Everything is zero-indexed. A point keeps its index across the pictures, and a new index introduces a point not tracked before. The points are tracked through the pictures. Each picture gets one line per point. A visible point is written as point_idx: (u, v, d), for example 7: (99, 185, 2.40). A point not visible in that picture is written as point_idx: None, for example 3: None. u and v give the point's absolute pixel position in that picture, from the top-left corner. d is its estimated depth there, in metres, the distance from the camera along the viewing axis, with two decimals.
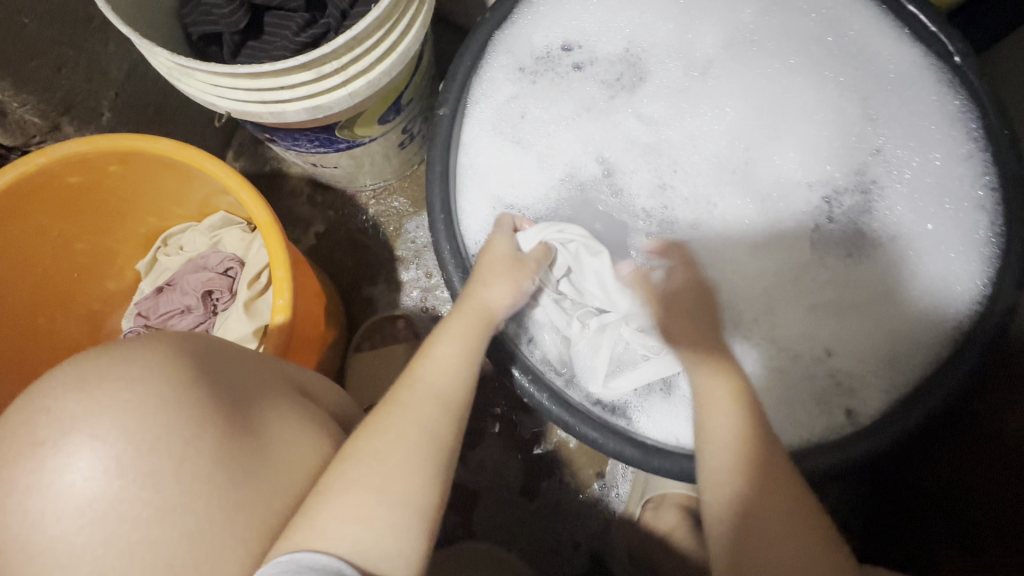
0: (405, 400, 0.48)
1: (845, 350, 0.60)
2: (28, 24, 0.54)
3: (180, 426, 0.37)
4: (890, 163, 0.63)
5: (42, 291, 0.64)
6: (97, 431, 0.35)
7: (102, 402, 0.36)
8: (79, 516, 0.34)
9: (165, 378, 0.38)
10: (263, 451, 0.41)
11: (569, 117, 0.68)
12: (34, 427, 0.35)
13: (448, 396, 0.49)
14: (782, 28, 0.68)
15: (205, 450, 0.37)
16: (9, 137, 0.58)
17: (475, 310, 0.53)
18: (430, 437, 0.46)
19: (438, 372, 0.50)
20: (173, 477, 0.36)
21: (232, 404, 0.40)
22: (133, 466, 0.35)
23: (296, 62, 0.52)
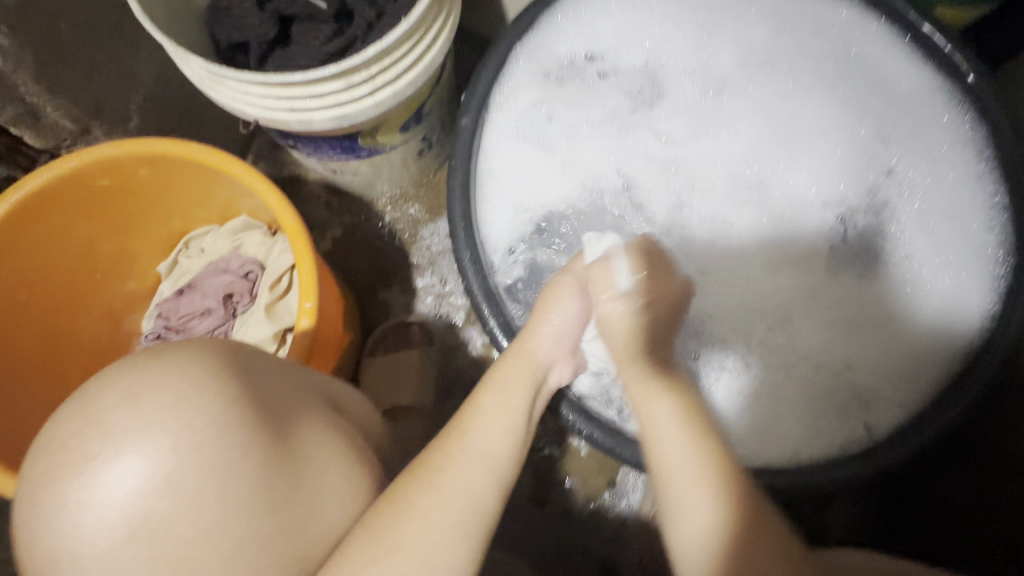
0: (452, 454, 0.48)
1: (866, 367, 0.60)
2: (63, 30, 0.55)
3: (227, 446, 0.37)
4: (904, 187, 0.63)
5: (67, 291, 0.65)
6: (148, 448, 0.36)
7: (151, 418, 0.36)
8: (126, 533, 0.35)
9: (207, 396, 0.38)
10: (299, 474, 0.41)
11: (595, 121, 0.69)
12: (85, 439, 0.35)
13: (496, 465, 0.48)
14: (801, 44, 0.68)
15: (247, 472, 0.38)
16: (42, 140, 0.60)
17: (525, 360, 0.54)
18: (471, 502, 0.45)
19: (489, 440, 0.49)
20: (215, 499, 0.37)
21: (274, 422, 0.40)
22: (180, 484, 0.36)
23: (324, 72, 0.54)
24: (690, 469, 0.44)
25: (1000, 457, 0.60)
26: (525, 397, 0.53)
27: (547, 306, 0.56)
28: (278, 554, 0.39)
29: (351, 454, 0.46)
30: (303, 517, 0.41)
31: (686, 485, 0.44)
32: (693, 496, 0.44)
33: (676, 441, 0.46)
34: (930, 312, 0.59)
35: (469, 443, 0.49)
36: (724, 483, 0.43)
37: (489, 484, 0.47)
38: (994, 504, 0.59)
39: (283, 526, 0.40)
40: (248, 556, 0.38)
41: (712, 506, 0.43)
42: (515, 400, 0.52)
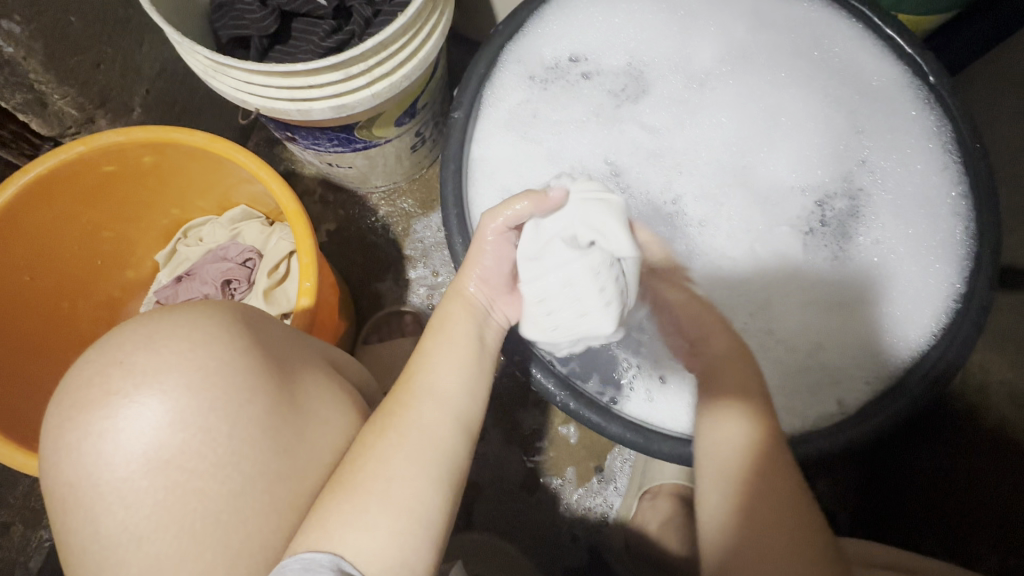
0: (406, 400, 0.47)
1: (834, 345, 0.64)
2: (74, 22, 0.58)
3: (237, 390, 0.40)
4: (874, 174, 0.68)
5: (67, 276, 0.67)
6: (165, 386, 0.38)
7: (168, 359, 0.39)
8: (146, 461, 0.37)
9: (223, 342, 0.41)
10: (301, 425, 0.43)
11: (578, 121, 0.73)
12: (108, 378, 0.38)
13: (452, 399, 0.49)
14: (774, 46, 0.73)
15: (255, 416, 0.40)
16: (48, 127, 0.62)
17: (461, 305, 0.55)
18: (430, 440, 0.45)
19: (439, 372, 0.50)
20: (226, 437, 0.39)
21: (281, 373, 0.43)
22: (194, 421, 0.38)
23: (326, 63, 0.56)
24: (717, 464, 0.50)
25: (981, 430, 0.63)
26: (471, 337, 0.53)
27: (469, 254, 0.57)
28: (284, 516, 0.41)
29: (351, 408, 0.48)
30: (303, 470, 0.42)
31: (712, 471, 0.50)
32: (706, 486, 0.50)
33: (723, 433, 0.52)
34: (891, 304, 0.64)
35: (423, 383, 0.49)
36: (744, 471, 0.49)
37: (441, 416, 0.47)
38: (973, 475, 0.63)
39: (288, 490, 0.41)
40: (256, 513, 0.40)
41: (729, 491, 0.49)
42: (456, 340, 0.52)
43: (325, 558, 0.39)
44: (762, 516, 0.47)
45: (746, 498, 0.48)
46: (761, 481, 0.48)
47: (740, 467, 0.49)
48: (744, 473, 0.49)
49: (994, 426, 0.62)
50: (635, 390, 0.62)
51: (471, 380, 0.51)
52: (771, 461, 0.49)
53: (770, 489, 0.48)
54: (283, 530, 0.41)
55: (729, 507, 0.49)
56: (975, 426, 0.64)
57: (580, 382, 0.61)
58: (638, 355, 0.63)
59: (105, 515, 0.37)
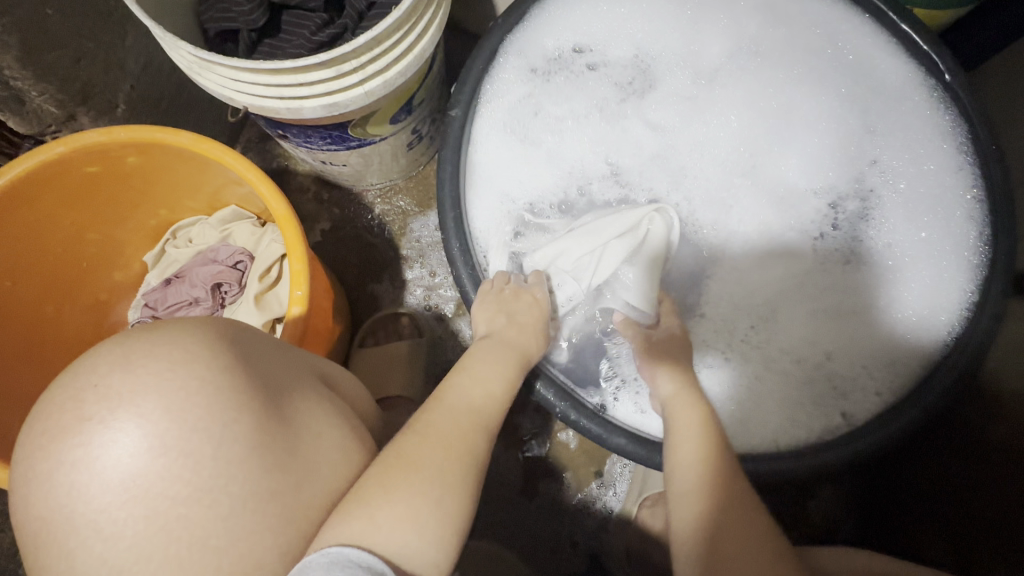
0: (443, 411, 0.49)
1: (843, 355, 0.62)
2: (51, 15, 0.55)
3: (219, 409, 0.38)
4: (886, 175, 0.66)
5: (50, 279, 0.65)
6: (142, 410, 0.36)
7: (143, 382, 0.36)
8: (124, 491, 0.35)
9: (201, 360, 0.38)
10: (295, 440, 0.41)
11: (581, 114, 0.70)
12: (82, 403, 0.36)
13: (484, 412, 0.50)
14: (786, 41, 0.70)
15: (244, 434, 0.38)
16: (28, 126, 0.59)
17: (508, 341, 0.56)
18: (467, 447, 0.47)
19: (474, 389, 0.52)
20: (210, 459, 0.37)
21: (266, 391, 0.41)
22: (176, 444, 0.36)
23: (316, 59, 0.53)
24: (687, 474, 0.50)
25: (976, 439, 0.62)
26: (512, 366, 0.55)
27: (523, 302, 0.59)
28: (281, 539, 0.39)
29: (343, 422, 0.47)
30: (296, 487, 0.40)
31: (683, 484, 0.50)
32: (677, 498, 0.50)
33: (685, 438, 0.51)
34: (906, 312, 0.61)
35: (462, 399, 0.51)
36: (715, 480, 0.49)
37: (478, 434, 0.48)
38: (966, 481, 0.62)
39: (285, 510, 0.40)
40: (251, 536, 0.38)
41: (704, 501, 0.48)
42: (498, 367, 0.54)
43: (352, 553, 0.38)
44: (728, 529, 0.46)
45: (718, 509, 0.48)
46: (730, 494, 0.48)
47: (709, 476, 0.49)
48: (716, 486, 0.48)
49: (984, 431, 0.62)
50: (624, 393, 0.61)
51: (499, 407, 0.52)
52: (727, 468, 0.49)
53: (738, 505, 0.47)
54: (274, 554, 0.39)
55: (696, 518, 0.48)
56: (975, 432, 0.63)
57: (576, 390, 0.60)
58: (637, 362, 0.62)
59: (81, 551, 0.35)
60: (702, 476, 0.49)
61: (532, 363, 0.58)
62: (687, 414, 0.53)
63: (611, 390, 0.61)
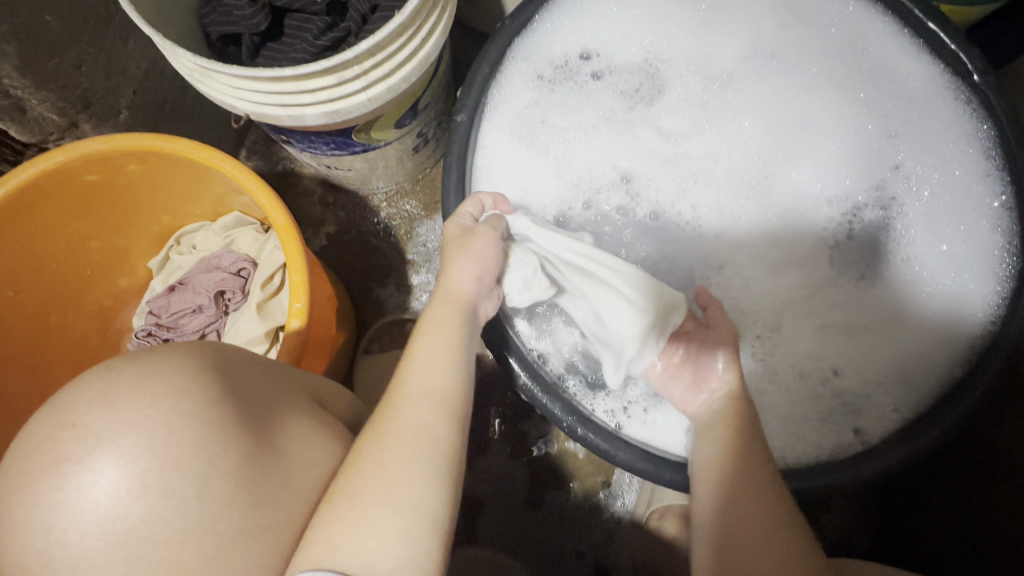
0: (398, 404, 0.47)
1: (854, 371, 0.60)
2: (50, 21, 0.54)
3: (204, 447, 0.36)
4: (910, 181, 0.63)
5: (52, 289, 0.64)
6: (122, 449, 0.34)
7: (127, 418, 0.35)
8: (103, 533, 0.33)
9: (187, 395, 0.37)
10: (284, 471, 0.41)
11: (589, 125, 0.68)
12: (61, 443, 0.34)
13: (446, 397, 0.48)
14: (804, 42, 0.67)
15: (229, 471, 0.37)
16: (28, 134, 0.58)
17: (452, 302, 0.53)
18: (426, 436, 0.45)
19: (430, 369, 0.49)
20: (195, 498, 0.36)
21: (253, 423, 0.40)
22: (158, 485, 0.35)
23: (318, 67, 0.52)
24: (706, 470, 0.50)
25: (994, 457, 0.60)
26: (459, 332, 0.51)
27: (465, 249, 0.54)
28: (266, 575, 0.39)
29: (336, 445, 0.46)
30: (287, 516, 0.40)
31: (701, 479, 0.50)
32: (698, 490, 0.50)
33: (707, 432, 0.53)
34: (932, 326, 0.58)
35: (416, 384, 0.48)
36: (729, 475, 0.49)
37: (437, 414, 0.47)
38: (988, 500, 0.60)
39: (272, 544, 0.39)
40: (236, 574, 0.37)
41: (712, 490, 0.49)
42: (445, 333, 0.51)
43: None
44: (733, 519, 0.47)
45: (730, 502, 0.48)
46: (741, 486, 0.48)
47: (721, 471, 0.49)
48: (725, 478, 0.49)
49: (1009, 448, 0.59)
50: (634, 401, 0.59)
51: (462, 379, 0.50)
52: (749, 463, 0.49)
53: (745, 498, 0.48)
54: None
55: (713, 508, 0.49)
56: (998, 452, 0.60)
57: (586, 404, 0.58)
58: None
59: None
60: (718, 469, 0.50)
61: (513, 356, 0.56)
62: (712, 414, 0.53)
63: (625, 406, 0.58)
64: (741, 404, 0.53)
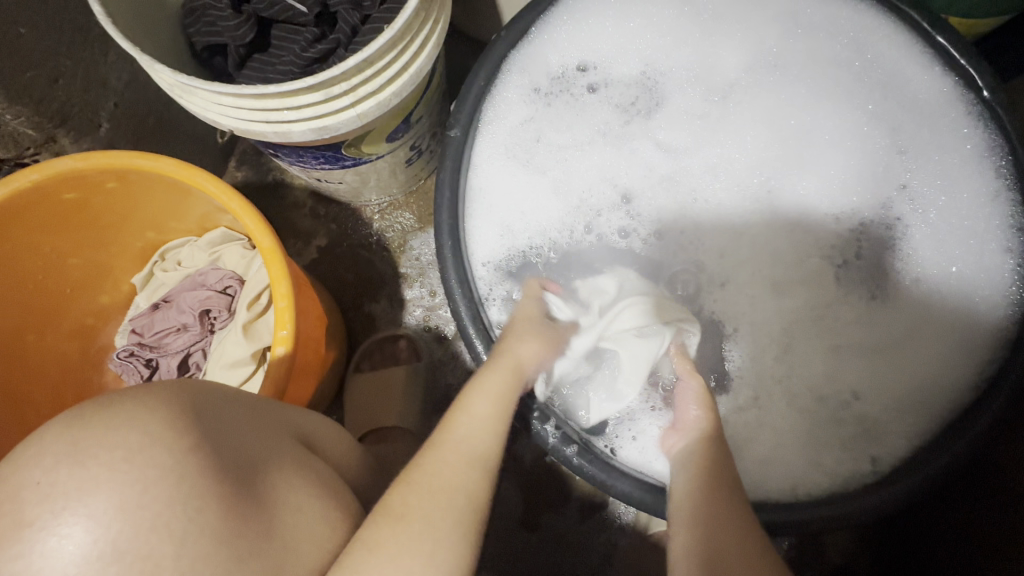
0: (441, 460, 0.44)
1: (872, 395, 0.57)
2: (23, 33, 0.52)
3: (181, 502, 0.34)
4: (915, 202, 0.60)
5: (32, 310, 0.62)
6: (90, 511, 0.33)
7: (95, 475, 0.33)
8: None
9: (163, 446, 0.35)
10: (270, 521, 0.38)
11: (583, 142, 0.66)
12: (21, 506, 0.32)
13: (487, 455, 0.46)
14: (809, 54, 0.65)
15: (210, 525, 0.35)
16: (3, 150, 0.55)
17: (508, 363, 0.50)
18: (467, 497, 0.43)
19: (478, 430, 0.47)
20: (172, 560, 0.34)
21: (234, 471, 0.38)
22: (129, 549, 0.33)
23: (303, 84, 0.50)
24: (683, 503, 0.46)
25: (1001, 480, 0.58)
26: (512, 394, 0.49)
27: (537, 332, 0.53)
28: None
29: (322, 489, 0.45)
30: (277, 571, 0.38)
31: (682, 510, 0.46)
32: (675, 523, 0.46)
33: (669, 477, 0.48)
34: (944, 351, 0.56)
35: (457, 440, 0.46)
36: (704, 503, 0.45)
37: (478, 475, 0.45)
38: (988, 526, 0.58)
39: None
40: None
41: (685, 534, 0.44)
42: (501, 396, 0.48)
43: None
44: (716, 550, 0.42)
45: (708, 535, 0.43)
46: (721, 514, 0.44)
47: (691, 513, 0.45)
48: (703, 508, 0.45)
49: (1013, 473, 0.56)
50: (618, 424, 0.57)
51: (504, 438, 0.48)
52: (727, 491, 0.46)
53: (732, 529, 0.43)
54: None
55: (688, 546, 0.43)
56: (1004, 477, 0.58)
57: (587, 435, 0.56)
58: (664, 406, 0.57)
59: None
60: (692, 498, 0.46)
61: (528, 399, 0.54)
62: (692, 445, 0.50)
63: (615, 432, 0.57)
64: (717, 439, 0.50)
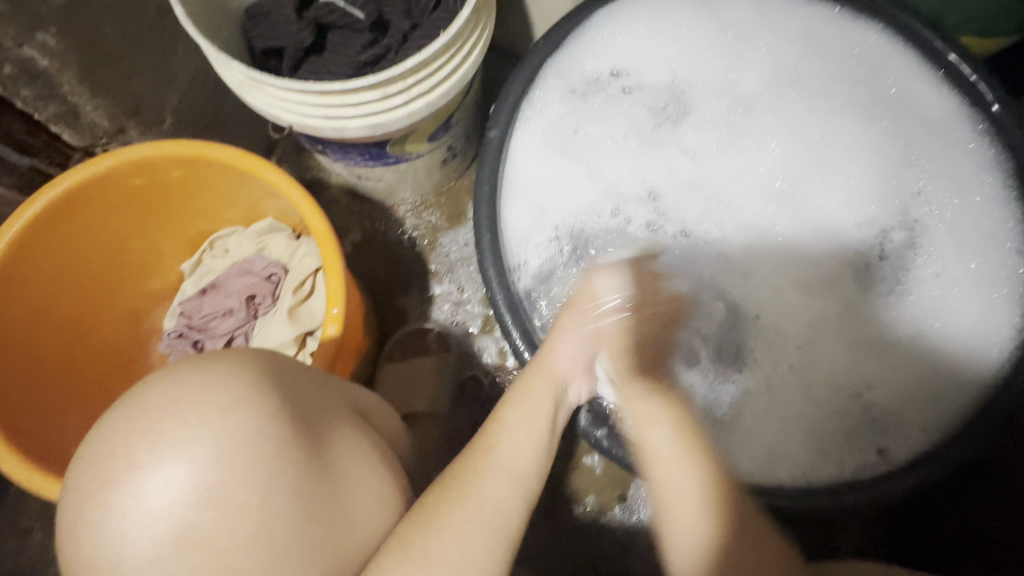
0: (481, 467, 0.49)
1: (884, 383, 0.59)
2: (107, 32, 0.58)
3: (265, 459, 0.38)
4: (931, 205, 0.63)
5: (93, 290, 0.66)
6: (192, 457, 0.37)
7: (193, 427, 0.37)
8: (171, 536, 0.36)
9: (245, 403, 0.39)
10: (335, 487, 0.42)
11: (618, 136, 0.69)
12: (131, 448, 0.36)
13: (524, 476, 0.50)
14: (826, 69, 0.68)
15: (288, 485, 0.39)
16: (80, 138, 0.62)
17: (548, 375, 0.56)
18: (500, 511, 0.47)
19: (516, 445, 0.51)
20: (255, 510, 0.37)
21: (309, 436, 0.41)
22: (224, 496, 0.37)
23: (364, 81, 0.54)
24: (683, 490, 0.48)
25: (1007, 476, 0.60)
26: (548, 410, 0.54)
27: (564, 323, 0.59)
28: None
29: (379, 460, 0.47)
30: (337, 536, 0.41)
31: (676, 494, 0.49)
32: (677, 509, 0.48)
33: (673, 466, 0.49)
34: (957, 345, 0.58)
35: (498, 453, 0.50)
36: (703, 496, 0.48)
37: (512, 490, 0.48)
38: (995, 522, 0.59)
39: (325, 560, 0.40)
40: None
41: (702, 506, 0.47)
42: (536, 411, 0.54)
43: None
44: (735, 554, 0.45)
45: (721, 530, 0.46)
46: (724, 508, 0.47)
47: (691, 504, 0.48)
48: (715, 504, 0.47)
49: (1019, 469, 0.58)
50: None
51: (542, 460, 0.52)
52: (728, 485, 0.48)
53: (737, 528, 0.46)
54: None
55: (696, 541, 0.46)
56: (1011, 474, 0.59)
57: None
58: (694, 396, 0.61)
59: None
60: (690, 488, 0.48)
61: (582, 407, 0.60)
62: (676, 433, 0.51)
63: None
64: None
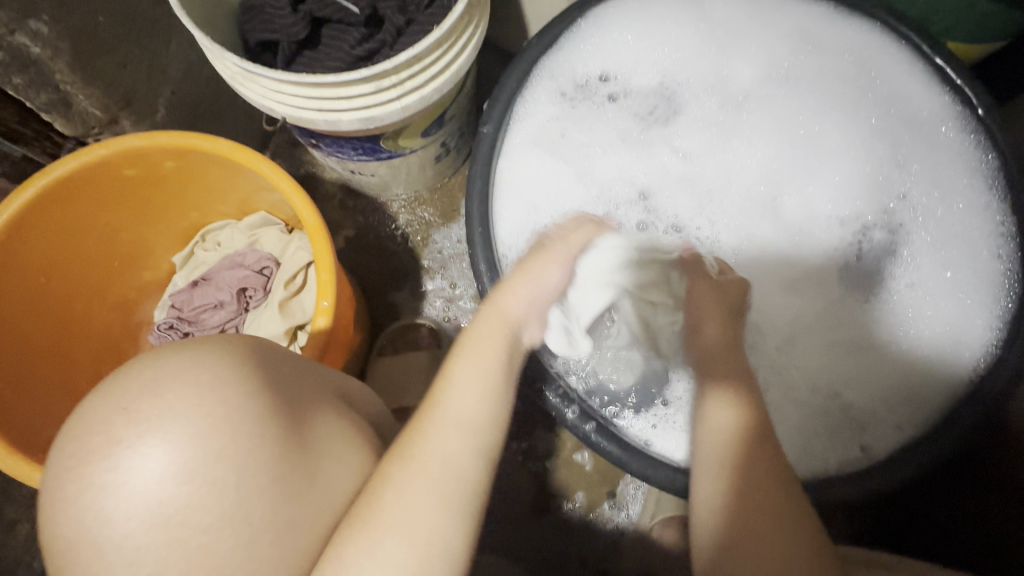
0: (427, 427, 0.45)
1: (855, 390, 0.61)
2: (101, 21, 0.58)
3: (245, 437, 0.38)
4: (916, 211, 0.64)
5: (83, 279, 0.66)
6: (171, 438, 0.36)
7: (174, 407, 0.37)
8: (150, 514, 0.36)
9: (230, 388, 0.39)
10: (315, 470, 0.42)
11: (605, 143, 0.70)
12: (112, 427, 0.36)
13: (477, 422, 0.46)
14: (817, 69, 0.69)
15: (267, 464, 0.39)
16: (71, 127, 0.62)
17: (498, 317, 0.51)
18: (450, 467, 0.44)
19: (465, 395, 0.47)
20: (233, 488, 0.38)
21: (290, 418, 0.42)
22: (202, 475, 0.37)
23: (358, 75, 0.54)
24: (709, 455, 0.49)
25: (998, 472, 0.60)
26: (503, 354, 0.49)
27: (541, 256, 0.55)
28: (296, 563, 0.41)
29: (361, 446, 0.48)
30: (314, 516, 0.42)
31: (708, 461, 0.49)
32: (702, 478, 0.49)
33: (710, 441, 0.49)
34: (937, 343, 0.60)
35: (447, 406, 0.46)
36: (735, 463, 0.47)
37: (466, 444, 0.45)
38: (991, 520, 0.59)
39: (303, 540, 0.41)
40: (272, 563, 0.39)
41: (720, 482, 0.47)
42: (489, 351, 0.49)
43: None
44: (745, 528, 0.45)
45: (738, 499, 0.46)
46: (749, 482, 0.46)
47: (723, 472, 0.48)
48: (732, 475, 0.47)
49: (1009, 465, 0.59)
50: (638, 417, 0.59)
51: (497, 405, 0.47)
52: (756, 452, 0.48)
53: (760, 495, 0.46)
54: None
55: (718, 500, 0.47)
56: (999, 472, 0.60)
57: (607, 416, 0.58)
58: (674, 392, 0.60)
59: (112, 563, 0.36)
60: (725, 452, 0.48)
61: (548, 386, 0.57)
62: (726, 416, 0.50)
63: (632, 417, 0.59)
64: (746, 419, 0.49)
